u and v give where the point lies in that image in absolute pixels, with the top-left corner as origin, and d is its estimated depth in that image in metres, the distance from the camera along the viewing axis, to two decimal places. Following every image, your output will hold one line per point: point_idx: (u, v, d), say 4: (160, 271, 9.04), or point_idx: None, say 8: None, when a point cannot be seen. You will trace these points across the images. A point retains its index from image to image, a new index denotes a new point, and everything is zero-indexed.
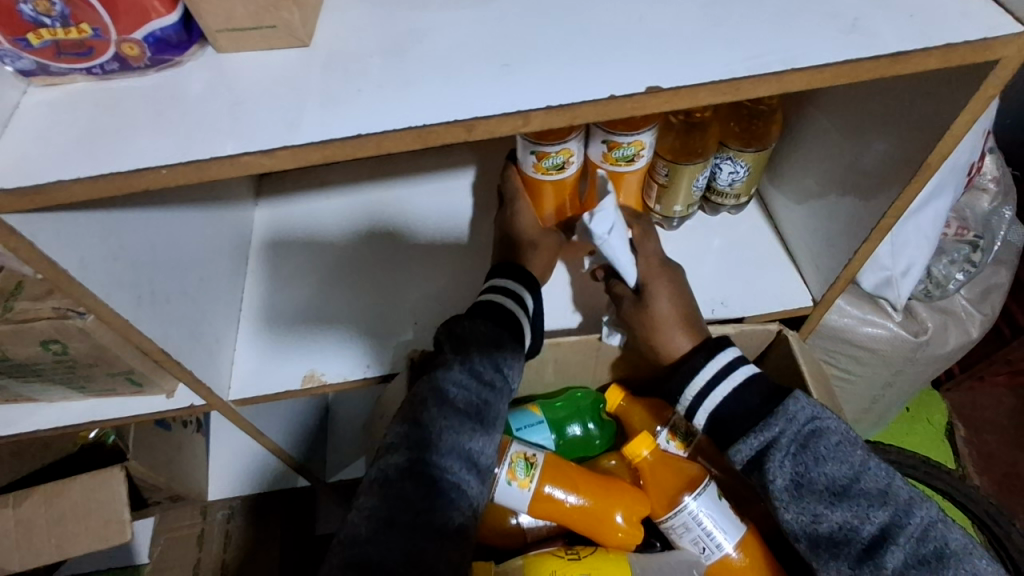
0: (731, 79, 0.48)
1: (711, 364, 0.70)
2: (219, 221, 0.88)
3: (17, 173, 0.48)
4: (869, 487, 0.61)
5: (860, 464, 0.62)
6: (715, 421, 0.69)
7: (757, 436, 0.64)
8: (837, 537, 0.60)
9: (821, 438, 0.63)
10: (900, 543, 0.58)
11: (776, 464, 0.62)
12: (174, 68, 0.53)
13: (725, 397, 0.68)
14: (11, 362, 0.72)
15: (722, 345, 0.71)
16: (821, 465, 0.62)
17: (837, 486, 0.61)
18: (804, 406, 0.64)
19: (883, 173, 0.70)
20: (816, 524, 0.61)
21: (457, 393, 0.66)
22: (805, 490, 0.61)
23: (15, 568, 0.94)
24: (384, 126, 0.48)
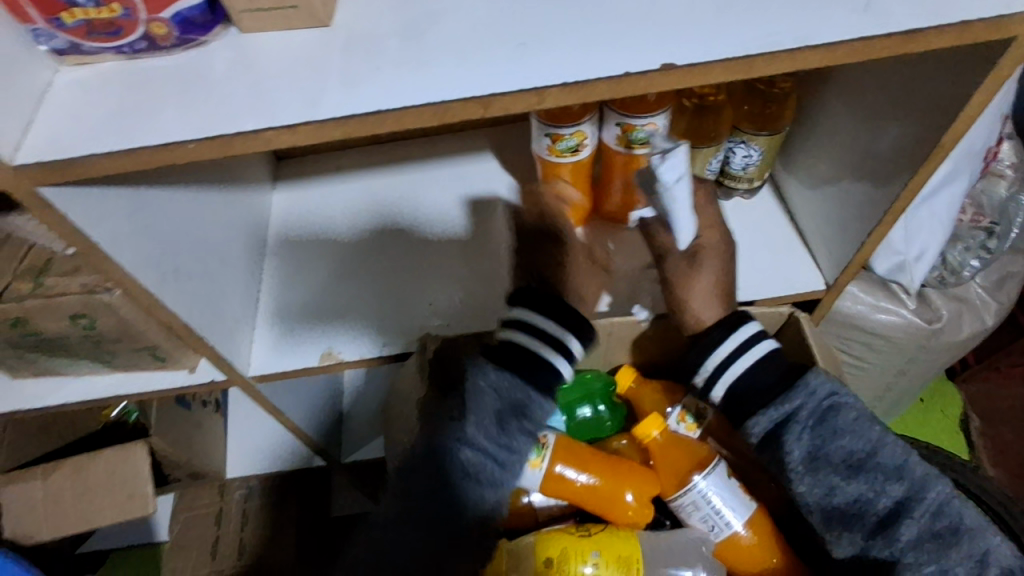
0: (744, 57, 0.48)
1: (732, 337, 0.70)
2: (239, 203, 0.90)
3: (51, 147, 0.50)
4: (885, 461, 0.65)
5: (877, 439, 0.65)
6: (732, 394, 0.70)
7: (775, 410, 0.67)
8: (851, 508, 0.65)
9: (838, 413, 0.66)
10: (915, 516, 0.62)
11: (793, 438, 0.65)
12: (199, 47, 0.54)
13: (745, 371, 0.69)
14: (41, 337, 0.74)
15: (741, 320, 0.72)
16: (838, 439, 0.65)
17: (853, 460, 0.65)
18: (823, 381, 0.67)
19: (898, 155, 0.70)
20: (831, 496, 0.65)
21: (476, 437, 0.65)
22: (821, 463, 0.65)
23: (44, 538, 0.98)
24: (403, 103, 0.49)
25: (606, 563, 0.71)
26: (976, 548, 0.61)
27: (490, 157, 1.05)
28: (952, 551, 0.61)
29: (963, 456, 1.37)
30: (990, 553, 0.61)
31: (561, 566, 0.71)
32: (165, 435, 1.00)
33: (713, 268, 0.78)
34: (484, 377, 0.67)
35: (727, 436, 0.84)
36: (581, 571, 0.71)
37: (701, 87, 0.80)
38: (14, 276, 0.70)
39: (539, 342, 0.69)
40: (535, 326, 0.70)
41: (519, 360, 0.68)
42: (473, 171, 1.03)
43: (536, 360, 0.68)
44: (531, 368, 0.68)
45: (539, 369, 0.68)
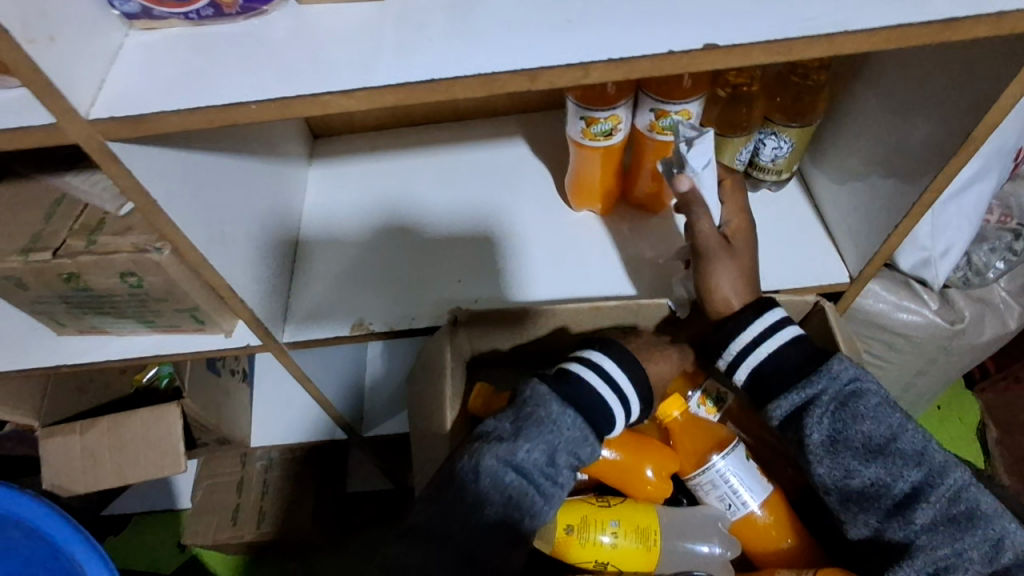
0: (784, 39, 0.50)
1: (760, 321, 0.72)
2: (279, 177, 0.93)
3: (123, 104, 0.53)
4: (905, 447, 0.67)
5: (898, 425, 0.67)
6: (756, 375, 0.72)
7: (799, 393, 0.69)
8: (868, 491, 0.67)
9: (861, 398, 0.68)
10: (931, 501, 0.65)
11: (815, 421, 0.68)
12: (260, 16, 0.57)
13: (771, 353, 0.71)
14: (92, 293, 0.78)
15: (767, 306, 0.73)
16: (859, 424, 0.67)
17: (874, 444, 0.67)
18: (847, 367, 0.69)
19: (929, 148, 0.71)
20: (849, 479, 0.67)
21: (532, 458, 0.68)
22: (841, 445, 0.68)
23: (81, 490, 1.02)
24: (454, 73, 0.51)
25: (624, 532, 0.76)
26: (990, 534, 0.63)
27: (521, 143, 1.07)
28: (967, 535, 0.63)
29: (979, 464, 1.37)
30: (1005, 541, 0.63)
31: (582, 533, 0.75)
32: (197, 399, 1.03)
33: (744, 253, 0.77)
34: (542, 408, 0.70)
35: (749, 423, 0.90)
36: (600, 539, 0.75)
37: (736, 76, 0.81)
38: (69, 233, 0.73)
39: (602, 383, 0.74)
40: (600, 367, 0.74)
41: (581, 396, 0.72)
42: (505, 154, 1.06)
43: (593, 400, 0.72)
44: (588, 409, 0.72)
45: (595, 408, 0.72)
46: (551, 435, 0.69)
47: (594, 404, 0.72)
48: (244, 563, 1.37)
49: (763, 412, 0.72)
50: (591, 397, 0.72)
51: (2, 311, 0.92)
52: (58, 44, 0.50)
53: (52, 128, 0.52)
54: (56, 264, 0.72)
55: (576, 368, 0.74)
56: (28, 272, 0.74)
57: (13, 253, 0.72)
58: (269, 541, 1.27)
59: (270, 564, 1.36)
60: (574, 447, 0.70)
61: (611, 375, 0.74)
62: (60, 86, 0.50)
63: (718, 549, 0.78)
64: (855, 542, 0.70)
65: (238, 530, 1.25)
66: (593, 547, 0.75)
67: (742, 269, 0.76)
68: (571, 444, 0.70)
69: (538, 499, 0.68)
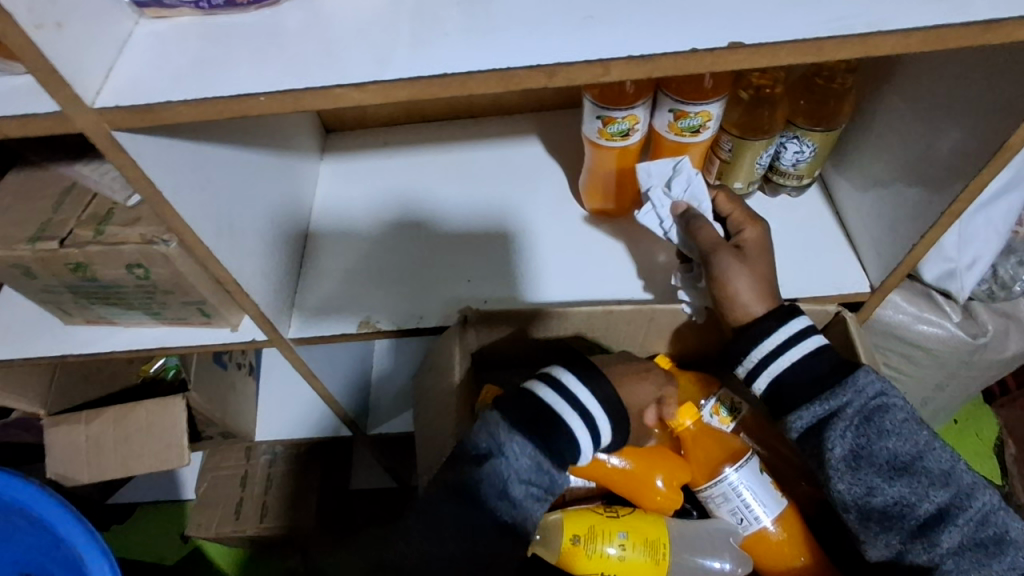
0: (814, 39, 0.48)
1: (783, 328, 0.70)
2: (290, 170, 0.92)
3: (131, 93, 0.52)
4: (931, 466, 0.64)
5: (925, 443, 0.65)
6: (775, 386, 0.70)
7: (821, 405, 0.67)
8: (891, 510, 0.64)
9: (887, 413, 0.65)
10: (958, 524, 0.62)
11: (837, 434, 0.65)
12: (272, 6, 0.56)
13: (794, 363, 0.69)
14: (99, 283, 0.77)
15: (791, 314, 0.71)
16: (884, 440, 0.65)
17: (898, 462, 0.64)
18: (872, 380, 0.67)
19: (961, 157, 0.68)
20: (871, 496, 0.65)
21: (487, 486, 0.63)
22: (863, 462, 0.65)
23: (86, 480, 1.02)
24: (470, 68, 0.50)
25: (632, 544, 0.74)
26: (1019, 562, 0.61)
27: (535, 142, 1.05)
28: (995, 562, 0.61)
29: (997, 481, 1.33)
30: None
31: (589, 544, 0.73)
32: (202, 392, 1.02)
33: (759, 258, 0.76)
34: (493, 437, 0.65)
35: (761, 433, 0.87)
36: (607, 550, 0.73)
37: (759, 78, 0.79)
38: (78, 222, 0.72)
39: (562, 404, 0.67)
40: (563, 388, 0.68)
41: (540, 420, 0.66)
42: (519, 152, 1.04)
43: (557, 426, 0.66)
44: (550, 434, 0.65)
45: (555, 431, 0.65)
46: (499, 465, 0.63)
47: (555, 427, 0.66)
48: (248, 556, 1.37)
49: (781, 423, 0.70)
50: (552, 421, 0.66)
51: (12, 299, 0.92)
52: (66, 30, 0.49)
53: (58, 116, 0.51)
54: (63, 253, 0.72)
55: (535, 387, 0.68)
56: (36, 260, 0.73)
57: (21, 241, 0.72)
58: (272, 537, 1.26)
59: (272, 559, 1.36)
60: (527, 476, 0.64)
61: (575, 395, 0.67)
62: (66, 75, 0.49)
63: (729, 565, 0.76)
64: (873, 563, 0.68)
65: (241, 523, 1.24)
66: (599, 558, 0.73)
67: (758, 275, 0.74)
68: (529, 474, 0.64)
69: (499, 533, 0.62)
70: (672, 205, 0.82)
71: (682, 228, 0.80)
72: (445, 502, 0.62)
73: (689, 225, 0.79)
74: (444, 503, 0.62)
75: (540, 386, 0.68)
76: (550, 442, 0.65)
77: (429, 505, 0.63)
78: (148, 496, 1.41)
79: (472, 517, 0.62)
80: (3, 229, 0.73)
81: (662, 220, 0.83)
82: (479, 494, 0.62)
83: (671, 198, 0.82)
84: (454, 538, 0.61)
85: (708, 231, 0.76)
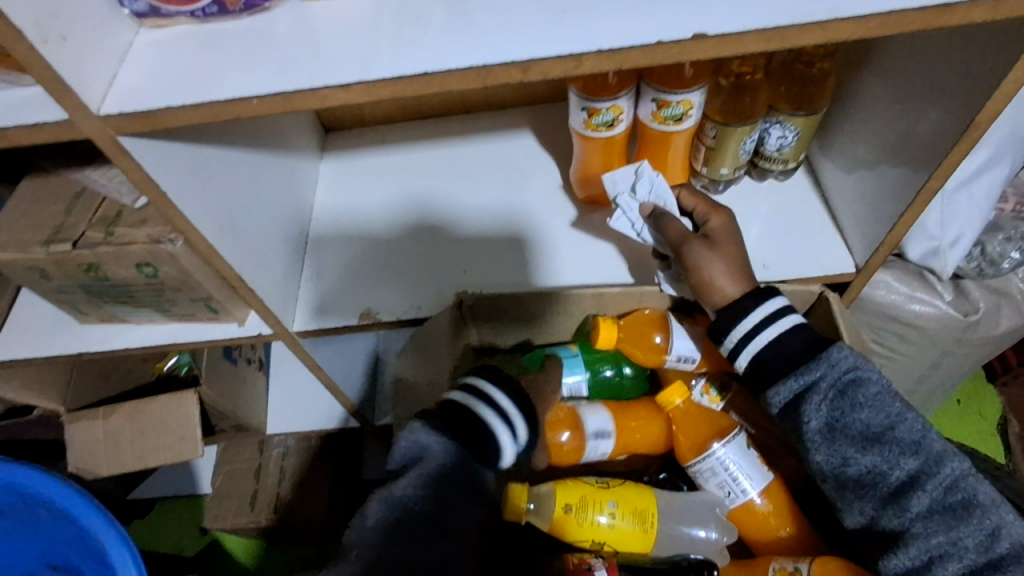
0: (775, 27, 0.50)
1: (760, 308, 0.72)
2: (291, 170, 0.95)
3: (132, 100, 0.55)
4: (903, 435, 0.66)
5: (897, 414, 0.67)
6: (755, 362, 0.72)
7: (796, 380, 0.69)
8: (864, 479, 0.67)
9: (860, 386, 0.68)
10: (927, 489, 0.65)
11: (812, 409, 0.67)
12: (263, 12, 0.59)
13: (770, 341, 0.71)
14: (110, 282, 0.81)
15: (771, 294, 0.74)
16: (857, 412, 0.67)
17: (871, 432, 0.67)
18: (847, 354, 0.69)
19: (936, 136, 0.70)
20: (845, 466, 0.67)
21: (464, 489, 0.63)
22: (838, 433, 0.68)
23: (104, 472, 1.07)
24: (448, 65, 0.52)
25: (621, 513, 0.77)
26: (986, 524, 0.63)
27: (528, 135, 1.07)
28: (962, 524, 0.63)
29: (1000, 459, 1.34)
30: (1002, 530, 0.63)
31: (580, 512, 0.77)
32: (213, 385, 1.06)
33: (727, 244, 0.78)
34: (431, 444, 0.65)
35: (746, 407, 0.90)
36: (598, 519, 0.77)
37: (739, 65, 0.81)
38: (89, 225, 0.76)
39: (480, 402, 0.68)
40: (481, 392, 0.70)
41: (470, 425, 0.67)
42: (513, 145, 1.07)
43: (475, 422, 0.67)
44: (477, 435, 0.66)
45: (479, 428, 0.66)
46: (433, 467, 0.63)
47: (479, 431, 0.66)
48: (264, 547, 1.41)
49: (761, 400, 0.72)
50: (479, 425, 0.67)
51: (29, 301, 0.96)
52: (70, 44, 0.52)
53: (65, 123, 0.55)
54: (76, 255, 0.75)
55: (455, 397, 0.69)
56: (50, 262, 0.77)
57: (36, 244, 0.76)
58: (285, 526, 1.30)
59: (287, 549, 1.40)
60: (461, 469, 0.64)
61: (493, 398, 0.69)
62: (72, 85, 0.52)
63: (715, 535, 0.79)
64: (850, 531, 0.70)
65: (256, 515, 1.28)
66: (590, 526, 0.77)
67: (731, 259, 0.77)
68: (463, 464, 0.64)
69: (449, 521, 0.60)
70: (640, 207, 0.85)
71: (653, 226, 0.83)
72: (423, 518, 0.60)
73: (659, 223, 0.82)
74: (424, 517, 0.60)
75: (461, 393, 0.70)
76: (477, 439, 0.65)
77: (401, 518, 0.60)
78: (166, 489, 1.46)
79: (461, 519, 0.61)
80: (19, 234, 0.77)
81: (633, 222, 0.86)
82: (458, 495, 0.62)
83: (638, 201, 0.86)
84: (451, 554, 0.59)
85: (676, 228, 0.80)
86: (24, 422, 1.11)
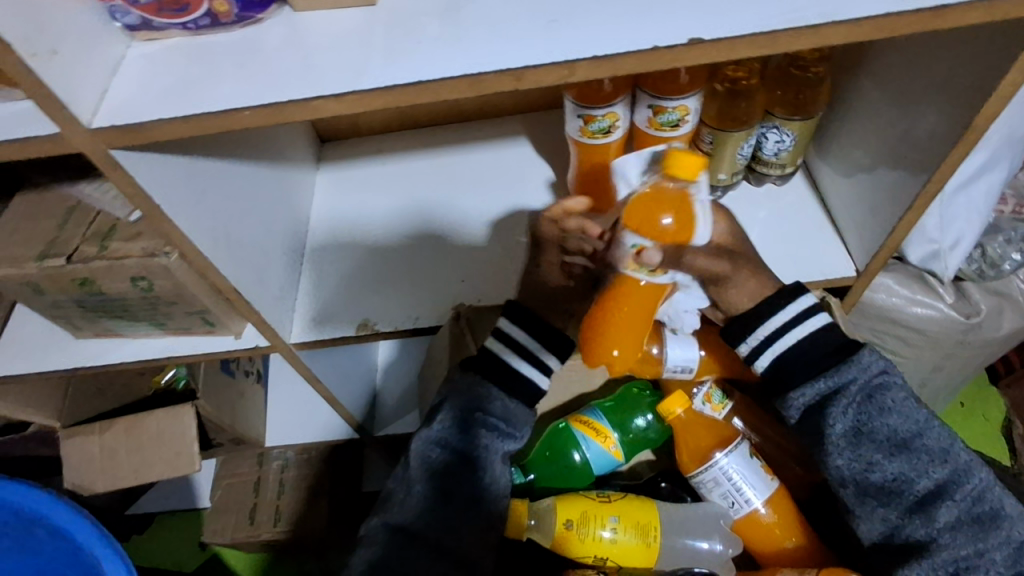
0: (770, 32, 0.50)
1: (792, 304, 0.71)
2: (286, 180, 0.95)
3: (125, 113, 0.55)
4: (930, 443, 0.66)
5: (924, 421, 0.67)
6: (778, 364, 0.71)
7: (824, 382, 0.68)
8: (890, 486, 0.66)
9: (888, 391, 0.67)
10: (955, 499, 0.64)
11: (839, 411, 0.67)
12: (256, 24, 0.59)
13: (797, 342, 0.70)
14: (105, 296, 0.80)
15: (801, 290, 0.72)
16: (885, 417, 0.67)
17: (898, 438, 0.66)
18: (876, 359, 0.69)
19: (934, 139, 0.70)
20: (870, 472, 0.67)
21: (477, 463, 0.72)
22: (864, 438, 0.67)
23: (101, 489, 1.06)
24: (441, 74, 0.52)
25: (624, 528, 0.76)
26: (1013, 537, 0.64)
27: (524, 143, 1.07)
28: (990, 536, 0.63)
29: (1005, 462, 1.33)
30: None
31: (581, 528, 0.76)
32: (211, 399, 1.05)
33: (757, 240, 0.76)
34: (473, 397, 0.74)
35: (755, 421, 0.87)
36: (600, 534, 0.76)
37: (734, 70, 0.80)
38: (82, 239, 0.75)
39: (520, 360, 0.75)
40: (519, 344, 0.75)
41: (508, 376, 0.75)
42: (510, 153, 1.06)
43: (517, 376, 0.75)
44: (509, 383, 0.74)
45: (507, 375, 0.74)
46: (471, 427, 0.73)
47: (518, 380, 0.75)
48: (264, 560, 1.40)
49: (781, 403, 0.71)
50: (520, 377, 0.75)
51: (24, 316, 0.95)
52: (59, 57, 0.52)
53: (57, 138, 0.54)
54: (70, 270, 0.75)
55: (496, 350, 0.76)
56: (44, 277, 0.76)
57: (29, 259, 0.75)
58: (285, 539, 1.29)
59: (288, 563, 1.39)
60: (495, 431, 0.73)
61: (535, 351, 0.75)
62: (62, 99, 0.52)
63: (719, 547, 0.79)
64: (866, 541, 0.69)
65: (255, 529, 1.27)
66: (592, 541, 0.76)
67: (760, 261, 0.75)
68: (500, 423, 0.74)
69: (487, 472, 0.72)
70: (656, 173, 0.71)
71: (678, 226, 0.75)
72: (438, 497, 0.70)
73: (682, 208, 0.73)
74: (438, 495, 0.70)
75: (498, 347, 0.75)
76: (510, 389, 0.74)
77: (416, 505, 0.70)
78: (164, 504, 1.44)
79: (475, 489, 0.71)
80: (13, 249, 0.76)
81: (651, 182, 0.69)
82: (471, 468, 0.72)
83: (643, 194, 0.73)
84: (464, 525, 0.69)
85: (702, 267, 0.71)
86: (20, 439, 1.10)
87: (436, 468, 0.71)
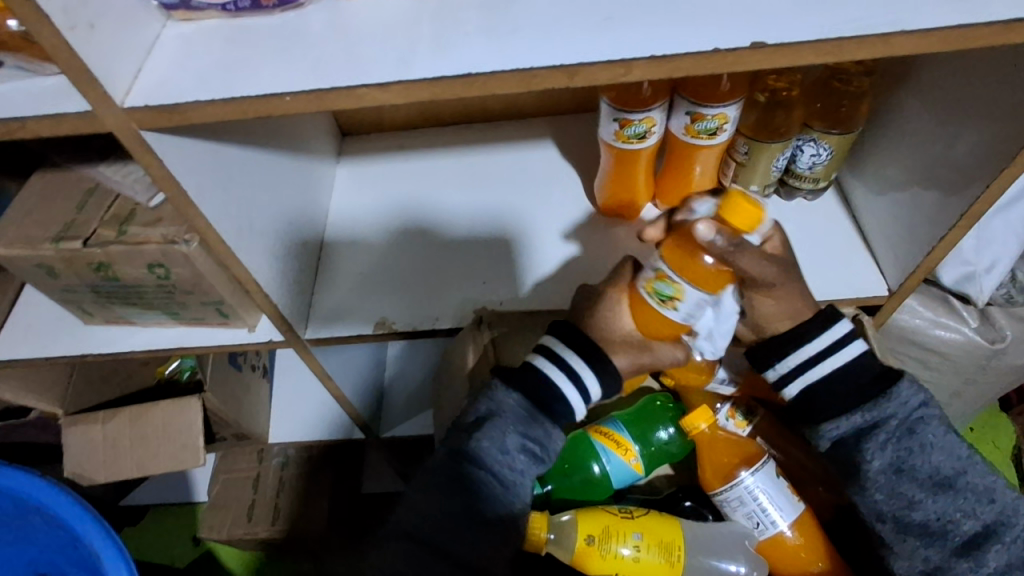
0: (836, 39, 0.48)
1: (827, 334, 0.69)
2: (307, 172, 0.93)
3: (159, 93, 0.53)
4: (975, 482, 0.65)
5: (967, 459, 0.66)
6: (808, 391, 0.69)
7: (860, 416, 0.67)
8: (932, 525, 0.65)
9: (929, 425, 0.66)
10: (1005, 542, 0.64)
11: (876, 447, 0.66)
12: (297, 9, 0.57)
13: (833, 370, 0.68)
14: (119, 282, 0.78)
15: (835, 318, 0.70)
16: (927, 454, 0.65)
17: (941, 477, 0.65)
18: (915, 391, 0.67)
19: (979, 159, 0.68)
20: (911, 510, 0.66)
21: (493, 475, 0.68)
22: (905, 476, 0.66)
23: (101, 479, 1.04)
24: (492, 68, 0.50)
25: (647, 545, 0.74)
26: None
27: (549, 147, 1.05)
28: None
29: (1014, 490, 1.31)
30: None
31: (604, 543, 0.74)
32: (218, 392, 1.02)
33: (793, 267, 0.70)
34: (496, 406, 0.70)
35: (778, 437, 0.84)
36: (621, 551, 0.74)
37: (776, 80, 0.80)
38: (101, 222, 0.73)
39: (557, 376, 0.71)
40: (557, 359, 0.71)
41: (541, 391, 0.70)
42: (536, 156, 1.04)
43: (548, 392, 0.70)
44: (541, 399, 0.70)
45: (551, 398, 0.70)
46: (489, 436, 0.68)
47: (552, 399, 0.70)
48: (258, 559, 1.37)
49: (811, 433, 0.70)
50: (552, 393, 0.70)
51: (32, 299, 0.93)
52: (98, 32, 0.50)
53: (88, 115, 0.52)
54: (86, 253, 0.72)
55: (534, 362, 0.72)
56: (59, 260, 0.74)
57: (45, 241, 0.73)
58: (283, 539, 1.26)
59: (283, 562, 1.36)
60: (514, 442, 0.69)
61: (571, 368, 0.71)
62: (97, 75, 0.50)
63: (744, 569, 0.76)
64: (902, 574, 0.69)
65: (253, 526, 1.23)
66: (613, 559, 0.74)
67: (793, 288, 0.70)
68: (521, 435, 0.69)
69: (502, 485, 0.68)
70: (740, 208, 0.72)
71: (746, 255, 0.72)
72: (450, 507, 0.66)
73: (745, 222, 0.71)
74: (449, 505, 0.66)
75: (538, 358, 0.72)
76: (541, 405, 0.70)
77: (427, 513, 0.66)
78: (159, 498, 1.41)
79: (488, 502, 0.67)
80: (28, 230, 0.74)
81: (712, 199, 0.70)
82: (486, 479, 0.67)
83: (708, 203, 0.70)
84: (476, 539, 0.65)
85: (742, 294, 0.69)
86: (21, 425, 1.07)
87: (449, 477, 0.67)
